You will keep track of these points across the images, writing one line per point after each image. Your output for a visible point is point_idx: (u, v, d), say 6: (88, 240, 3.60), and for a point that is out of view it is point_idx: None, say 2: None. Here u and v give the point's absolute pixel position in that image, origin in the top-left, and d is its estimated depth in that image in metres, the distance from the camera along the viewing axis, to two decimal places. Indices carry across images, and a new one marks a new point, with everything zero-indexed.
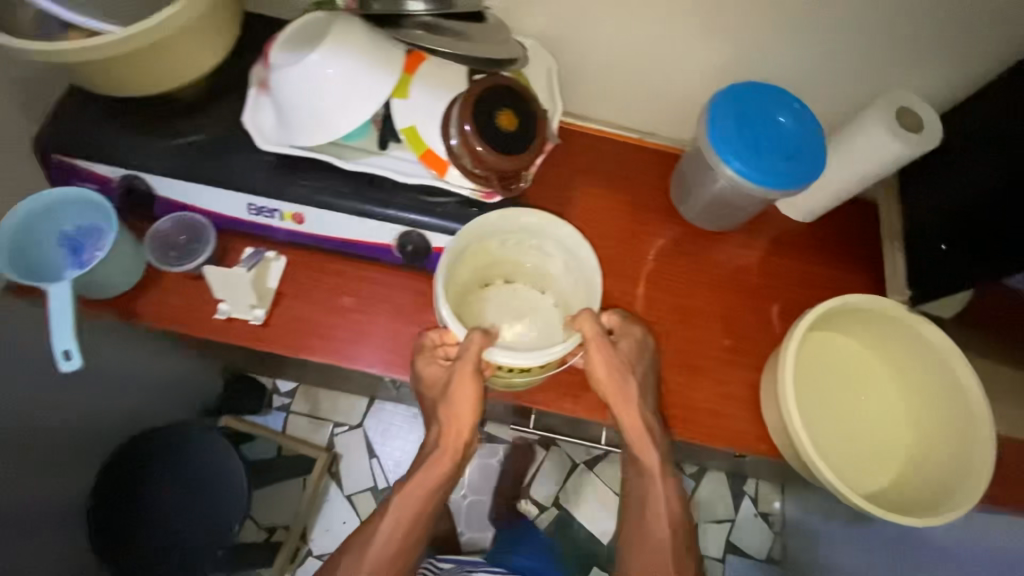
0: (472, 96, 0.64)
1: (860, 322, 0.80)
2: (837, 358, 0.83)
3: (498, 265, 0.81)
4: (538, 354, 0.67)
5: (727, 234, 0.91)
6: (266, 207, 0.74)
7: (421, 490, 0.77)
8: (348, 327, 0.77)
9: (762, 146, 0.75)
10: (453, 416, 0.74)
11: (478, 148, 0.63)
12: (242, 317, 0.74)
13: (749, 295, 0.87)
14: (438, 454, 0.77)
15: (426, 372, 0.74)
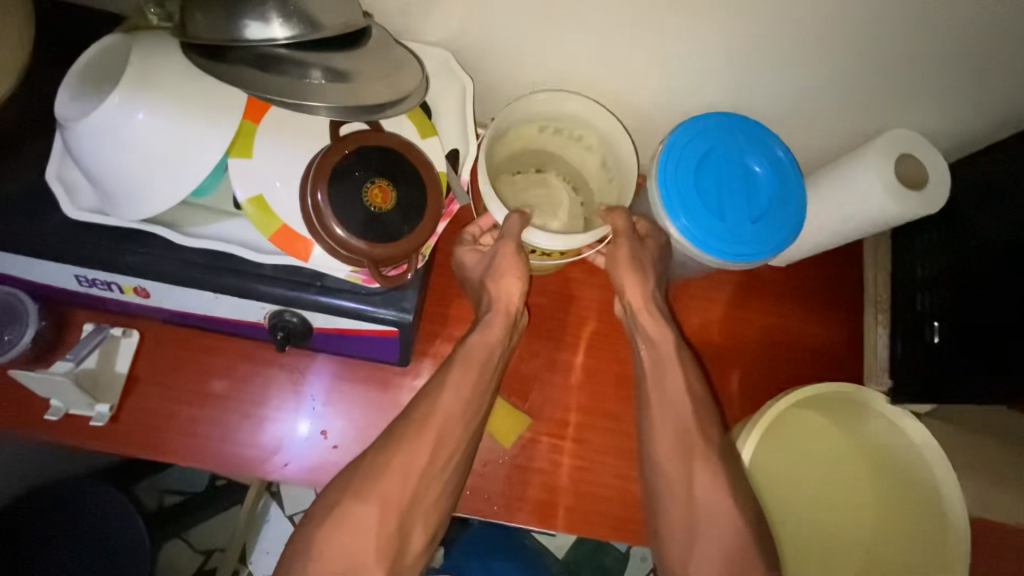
0: (331, 163, 0.48)
1: (839, 405, 0.68)
2: (806, 442, 0.72)
3: (540, 151, 0.71)
4: (563, 240, 0.58)
5: (687, 284, 0.77)
6: (99, 280, 0.58)
7: (444, 409, 0.57)
8: (221, 419, 0.64)
9: (722, 201, 0.61)
10: (498, 288, 0.62)
11: (338, 235, 0.47)
12: (84, 414, 0.61)
13: (706, 358, 0.75)
14: (491, 321, 0.61)
15: (467, 257, 0.65)
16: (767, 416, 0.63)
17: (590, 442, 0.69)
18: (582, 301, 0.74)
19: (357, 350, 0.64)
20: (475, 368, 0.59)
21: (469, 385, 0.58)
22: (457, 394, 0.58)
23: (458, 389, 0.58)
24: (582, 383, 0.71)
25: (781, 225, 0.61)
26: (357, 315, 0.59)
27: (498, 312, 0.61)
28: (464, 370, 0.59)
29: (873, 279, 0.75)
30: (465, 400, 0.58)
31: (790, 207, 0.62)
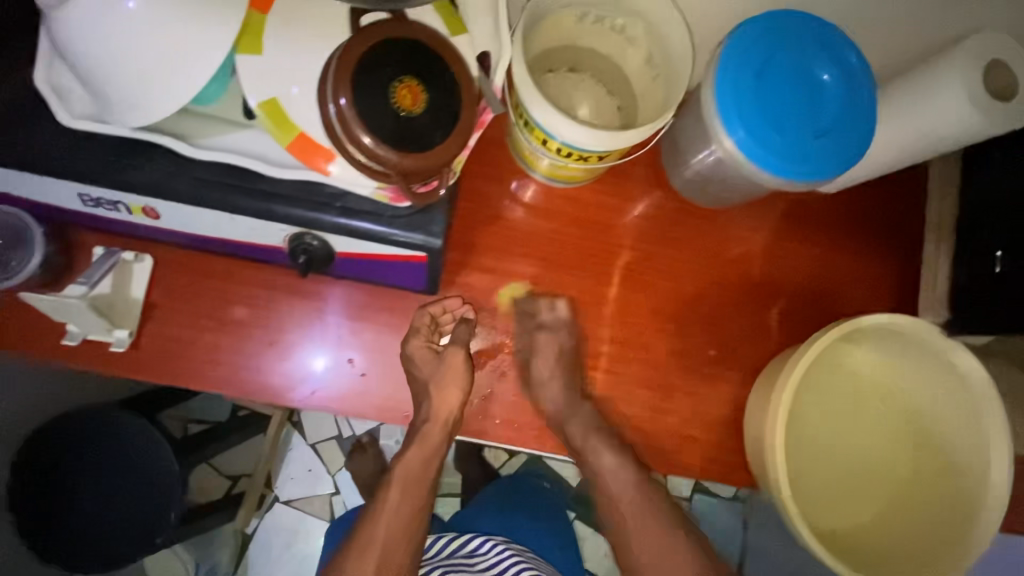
0: (354, 55, 0.42)
1: (879, 336, 0.65)
2: (842, 375, 0.68)
3: (577, 49, 0.64)
4: (607, 138, 0.52)
5: (729, 211, 0.71)
6: (105, 199, 0.54)
7: (385, 531, 0.64)
8: (245, 346, 0.62)
9: (785, 115, 0.54)
10: (441, 398, 0.61)
11: (363, 140, 0.42)
12: (103, 340, 0.58)
13: (746, 290, 0.71)
14: (430, 431, 0.62)
15: (415, 352, 0.62)
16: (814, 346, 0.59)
17: (623, 374, 0.67)
18: (615, 229, 0.69)
19: (383, 277, 0.60)
20: (428, 453, 0.64)
21: (409, 499, 0.65)
22: (399, 503, 0.65)
23: (400, 513, 0.65)
24: (616, 316, 0.68)
25: (848, 143, 0.55)
26: (382, 239, 0.55)
27: (437, 421, 0.62)
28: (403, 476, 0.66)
29: (938, 206, 0.70)
30: (408, 522, 0.65)
31: (859, 123, 0.55)
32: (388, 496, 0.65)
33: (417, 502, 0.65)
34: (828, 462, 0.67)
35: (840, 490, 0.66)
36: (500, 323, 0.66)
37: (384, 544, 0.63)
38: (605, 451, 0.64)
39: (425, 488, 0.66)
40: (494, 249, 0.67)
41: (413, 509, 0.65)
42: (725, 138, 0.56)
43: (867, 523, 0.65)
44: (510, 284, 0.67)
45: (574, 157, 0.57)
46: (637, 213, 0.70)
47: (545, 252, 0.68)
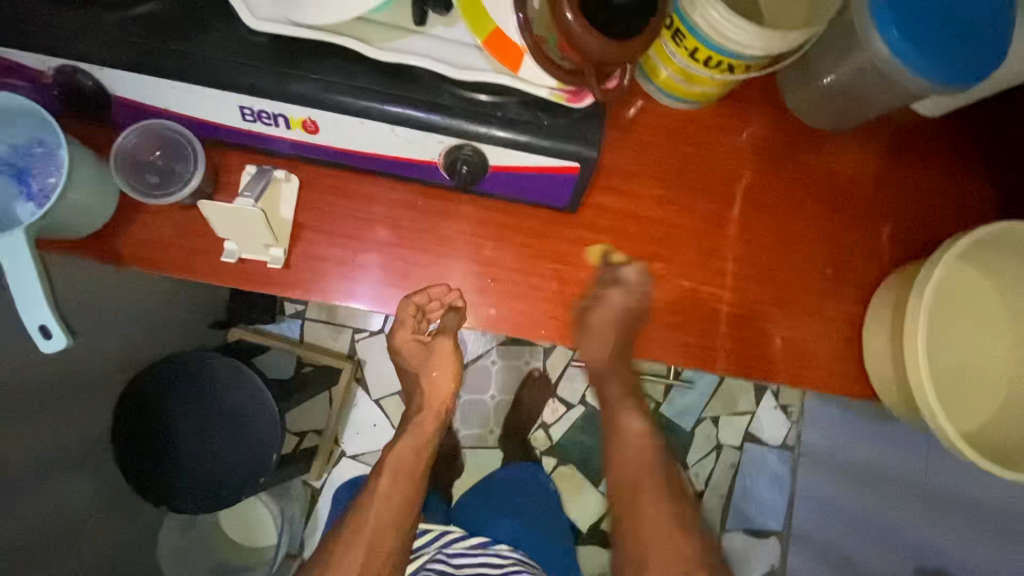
0: None
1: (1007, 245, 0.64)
2: (963, 289, 0.67)
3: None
4: (771, 43, 0.55)
5: (842, 133, 0.73)
6: (266, 112, 0.55)
7: (376, 515, 0.75)
8: (389, 265, 0.63)
9: (935, 20, 0.57)
10: (434, 385, 0.79)
11: (567, 17, 0.43)
12: (258, 259, 0.60)
13: (856, 210, 0.72)
14: (422, 420, 0.80)
15: (403, 343, 0.74)
16: (947, 260, 0.59)
17: (746, 292, 0.69)
18: (729, 150, 0.70)
19: (527, 192, 0.61)
20: (420, 444, 0.79)
21: (400, 483, 0.77)
22: (391, 490, 0.77)
23: (391, 497, 0.76)
24: (738, 235, 0.69)
25: (996, 48, 0.57)
26: (542, 148, 0.55)
27: (430, 409, 0.80)
28: (396, 464, 0.78)
29: None
30: (399, 504, 0.76)
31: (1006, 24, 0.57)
32: (382, 481, 0.77)
33: (407, 487, 0.77)
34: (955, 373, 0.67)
35: (970, 398, 0.66)
36: (629, 242, 0.67)
37: (375, 524, 0.75)
38: (635, 414, 0.72)
39: (415, 478, 0.78)
40: (620, 169, 0.68)
41: (403, 494, 0.77)
42: (876, 39, 0.59)
43: (994, 420, 0.65)
44: (636, 204, 0.68)
45: (721, 69, 0.59)
46: (747, 135, 0.71)
47: (669, 173, 0.69)
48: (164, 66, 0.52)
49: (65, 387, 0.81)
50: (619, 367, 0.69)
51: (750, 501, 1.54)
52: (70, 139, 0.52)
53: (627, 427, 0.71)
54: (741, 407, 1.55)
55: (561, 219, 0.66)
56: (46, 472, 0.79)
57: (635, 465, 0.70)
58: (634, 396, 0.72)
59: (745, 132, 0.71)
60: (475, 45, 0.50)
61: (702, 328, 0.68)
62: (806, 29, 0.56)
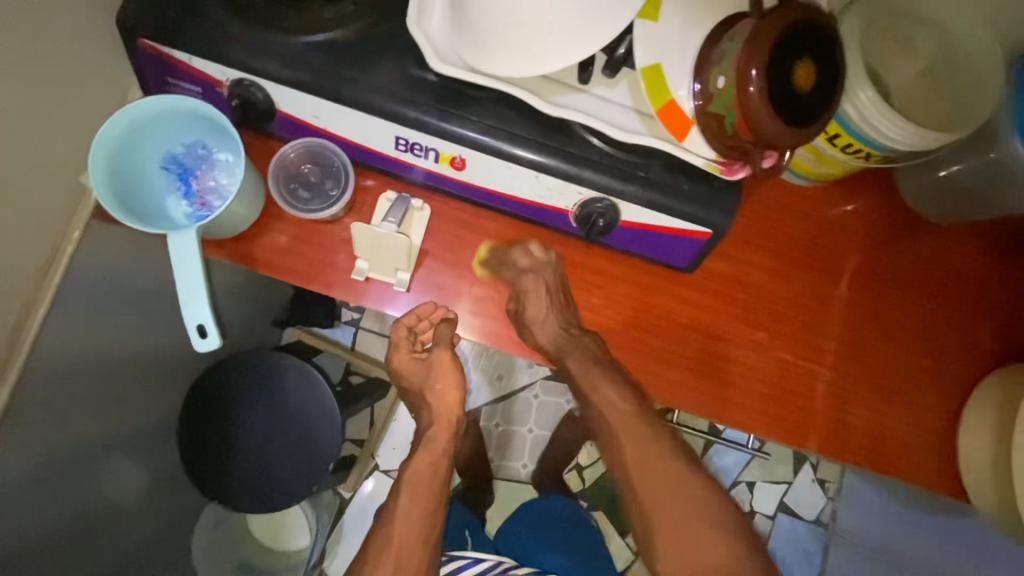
0: (771, 26, 0.43)
1: None
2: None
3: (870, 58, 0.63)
4: (916, 137, 0.56)
5: (952, 226, 0.73)
6: (420, 144, 0.57)
7: (400, 534, 0.71)
8: (501, 299, 0.65)
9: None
10: (440, 398, 0.79)
11: (750, 89, 0.44)
12: (384, 280, 0.62)
13: (959, 306, 0.72)
14: (436, 434, 0.79)
15: (402, 362, 0.77)
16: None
17: (842, 372, 0.69)
18: (840, 230, 0.71)
19: (647, 248, 0.63)
20: (437, 458, 0.77)
21: (417, 499, 0.74)
22: (410, 510, 0.73)
23: (411, 515, 0.73)
24: (840, 315, 0.70)
25: None
26: (678, 212, 0.57)
27: (440, 423, 0.79)
28: (414, 479, 0.76)
29: None
30: (421, 519, 0.73)
31: None
32: (400, 500, 0.74)
33: (425, 505, 0.74)
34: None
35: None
36: (733, 308, 0.68)
37: (398, 546, 0.70)
38: (601, 382, 0.62)
39: (432, 489, 0.75)
40: (732, 235, 0.69)
41: (425, 507, 0.74)
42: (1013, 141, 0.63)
43: None
44: (743, 271, 0.68)
45: (858, 155, 0.60)
46: (854, 215, 0.72)
47: (780, 246, 0.69)
48: (336, 91, 0.54)
49: (142, 371, 0.82)
50: (570, 346, 0.63)
51: None
52: (242, 149, 0.55)
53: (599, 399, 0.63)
54: (777, 476, 1.52)
55: (672, 276, 0.67)
56: (109, 454, 0.80)
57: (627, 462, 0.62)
58: (597, 364, 0.63)
59: (853, 211, 0.72)
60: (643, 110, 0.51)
61: (797, 403, 0.68)
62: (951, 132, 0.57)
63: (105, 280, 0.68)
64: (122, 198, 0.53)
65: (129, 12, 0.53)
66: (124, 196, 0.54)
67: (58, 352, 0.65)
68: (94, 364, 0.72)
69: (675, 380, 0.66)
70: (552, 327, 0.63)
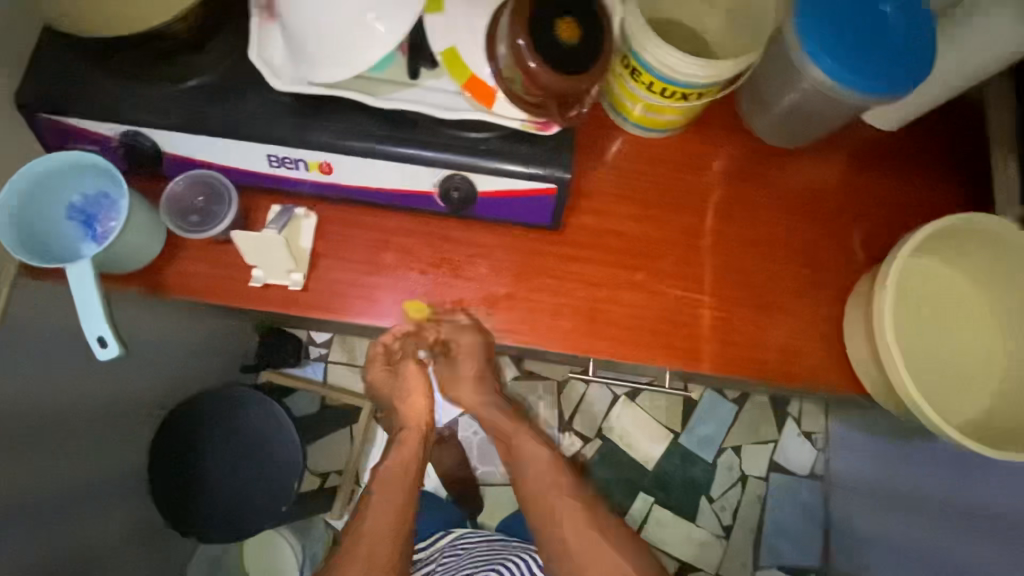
0: (523, 5, 0.53)
1: (981, 245, 0.70)
2: (928, 286, 0.74)
3: (664, 20, 0.75)
4: (721, 67, 0.63)
5: (803, 149, 0.80)
6: (289, 158, 0.65)
7: (371, 528, 0.77)
8: (396, 286, 0.71)
9: (860, 45, 0.64)
10: (411, 406, 0.87)
11: (530, 64, 0.52)
12: (280, 283, 0.69)
13: (826, 218, 0.78)
14: (408, 437, 0.87)
15: (374, 375, 0.87)
16: (901, 257, 0.64)
17: (723, 296, 0.74)
18: (699, 171, 0.78)
19: (513, 213, 0.69)
20: (406, 459, 0.85)
21: (395, 492, 0.81)
22: (382, 513, 0.79)
23: (385, 515, 0.78)
24: (712, 244, 0.76)
25: (915, 63, 0.64)
26: (523, 173, 0.63)
27: (411, 425, 0.87)
28: (383, 482, 0.83)
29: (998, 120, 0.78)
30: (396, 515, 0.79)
31: (921, 53, 0.64)
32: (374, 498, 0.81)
33: (399, 497, 0.80)
34: (934, 362, 0.71)
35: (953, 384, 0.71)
36: (610, 257, 0.74)
37: (370, 537, 0.76)
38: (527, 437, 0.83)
39: (409, 488, 0.82)
40: (599, 193, 0.76)
41: (398, 505, 0.80)
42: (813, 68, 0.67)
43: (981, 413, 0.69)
44: (614, 221, 0.75)
45: (679, 97, 0.68)
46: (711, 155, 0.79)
47: (644, 193, 0.76)
48: (208, 125, 0.63)
49: (102, 418, 0.88)
50: (493, 401, 0.84)
51: (780, 535, 1.48)
52: (130, 188, 0.63)
53: (528, 450, 0.82)
54: (763, 436, 1.52)
55: (549, 238, 0.73)
56: (78, 501, 0.85)
57: (536, 486, 0.79)
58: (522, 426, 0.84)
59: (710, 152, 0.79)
60: (454, 88, 0.60)
61: (687, 333, 0.72)
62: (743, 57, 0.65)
63: (46, 332, 0.75)
64: (30, 248, 0.61)
65: (24, 90, 0.63)
66: (30, 245, 0.61)
67: (10, 402, 0.71)
68: (51, 414, 0.78)
69: (567, 330, 0.72)
70: (477, 398, 0.84)
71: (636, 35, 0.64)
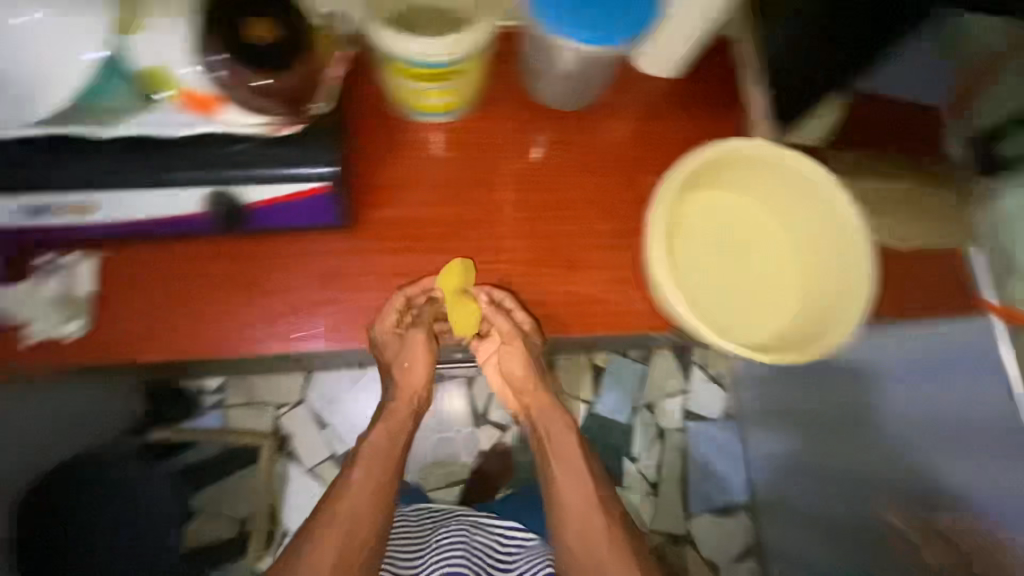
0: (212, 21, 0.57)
1: (752, 169, 0.75)
2: (722, 213, 0.79)
3: None
4: (453, 44, 0.64)
5: (587, 109, 0.83)
6: (39, 206, 0.63)
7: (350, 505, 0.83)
8: (196, 312, 0.70)
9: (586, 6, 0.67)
10: (408, 372, 0.91)
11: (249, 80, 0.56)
12: (61, 335, 0.68)
13: (619, 171, 0.81)
14: (396, 408, 0.92)
15: (384, 337, 0.81)
16: (664, 203, 0.70)
17: (529, 261, 0.79)
18: (491, 148, 0.81)
19: (297, 220, 0.70)
20: (393, 432, 0.91)
21: (372, 472, 0.87)
22: (365, 482, 0.86)
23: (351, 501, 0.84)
24: (511, 216, 0.79)
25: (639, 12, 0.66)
26: (285, 178, 0.63)
27: (403, 399, 0.92)
28: (370, 454, 0.89)
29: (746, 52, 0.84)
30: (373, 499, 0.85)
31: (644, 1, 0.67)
32: (357, 472, 0.86)
33: (377, 475, 0.87)
34: (739, 283, 0.77)
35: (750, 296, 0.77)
36: (417, 244, 0.76)
37: (349, 510, 0.83)
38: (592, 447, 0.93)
39: (388, 467, 0.88)
40: (396, 185, 0.77)
41: (379, 479, 0.87)
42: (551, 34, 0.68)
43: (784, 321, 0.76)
44: (413, 210, 0.77)
45: (433, 78, 0.69)
46: (500, 131, 0.81)
47: (441, 178, 0.78)
48: None
49: None
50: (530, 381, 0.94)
51: (708, 480, 1.53)
52: None
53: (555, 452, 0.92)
54: (673, 388, 1.56)
55: (353, 235, 0.75)
56: None
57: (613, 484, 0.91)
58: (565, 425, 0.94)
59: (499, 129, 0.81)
60: (169, 101, 0.59)
61: None
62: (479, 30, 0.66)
63: None
64: None
65: None
66: None
67: None
68: None
69: None
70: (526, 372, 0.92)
71: (370, 25, 0.64)
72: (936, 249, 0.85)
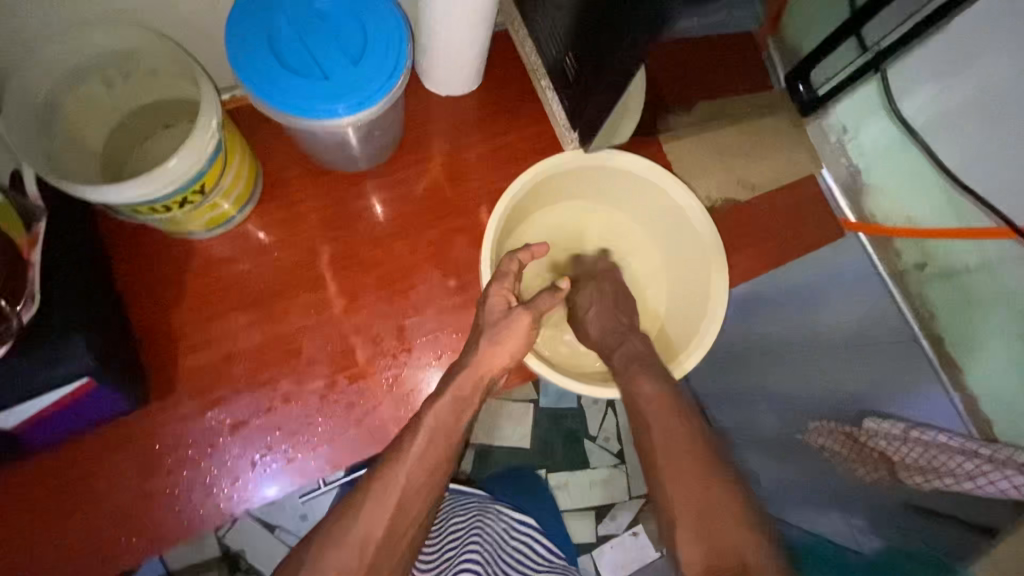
0: None
1: (594, 182, 0.76)
2: (583, 228, 0.81)
3: (125, 137, 0.64)
4: (165, 177, 0.52)
5: (388, 162, 0.73)
6: None
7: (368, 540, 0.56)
8: (16, 562, 0.61)
9: (316, 77, 0.55)
10: (490, 353, 0.63)
11: None
12: None
13: (448, 216, 0.73)
14: (461, 381, 0.62)
15: (496, 300, 0.64)
16: (490, 243, 0.67)
17: (389, 346, 0.69)
18: (300, 241, 0.70)
19: (85, 416, 0.59)
20: (464, 403, 0.63)
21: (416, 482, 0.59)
22: (425, 452, 0.60)
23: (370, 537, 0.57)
24: (349, 307, 0.69)
25: (379, 67, 0.56)
26: (32, 394, 0.52)
27: (472, 378, 0.63)
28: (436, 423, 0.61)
29: (517, 37, 0.74)
30: (436, 467, 0.60)
31: (381, 52, 0.57)
32: (415, 442, 0.60)
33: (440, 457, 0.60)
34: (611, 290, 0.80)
35: (652, 281, 0.81)
36: (245, 381, 0.66)
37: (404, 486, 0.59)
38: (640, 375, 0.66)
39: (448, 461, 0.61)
40: (201, 321, 0.66)
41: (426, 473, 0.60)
42: (292, 119, 0.57)
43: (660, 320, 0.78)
44: (233, 344, 0.66)
45: (170, 209, 0.57)
46: (303, 219, 0.71)
47: (255, 295, 0.68)
48: None
49: None
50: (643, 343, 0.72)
51: None
52: None
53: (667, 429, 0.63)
54: None
55: (174, 396, 0.64)
56: None
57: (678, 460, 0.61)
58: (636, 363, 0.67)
59: (301, 217, 0.71)
60: None
61: (373, 406, 0.67)
62: (204, 138, 0.54)
63: None
64: None
65: None
66: None
67: None
68: None
69: (250, 478, 0.64)
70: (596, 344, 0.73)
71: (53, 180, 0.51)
72: (787, 182, 0.81)
